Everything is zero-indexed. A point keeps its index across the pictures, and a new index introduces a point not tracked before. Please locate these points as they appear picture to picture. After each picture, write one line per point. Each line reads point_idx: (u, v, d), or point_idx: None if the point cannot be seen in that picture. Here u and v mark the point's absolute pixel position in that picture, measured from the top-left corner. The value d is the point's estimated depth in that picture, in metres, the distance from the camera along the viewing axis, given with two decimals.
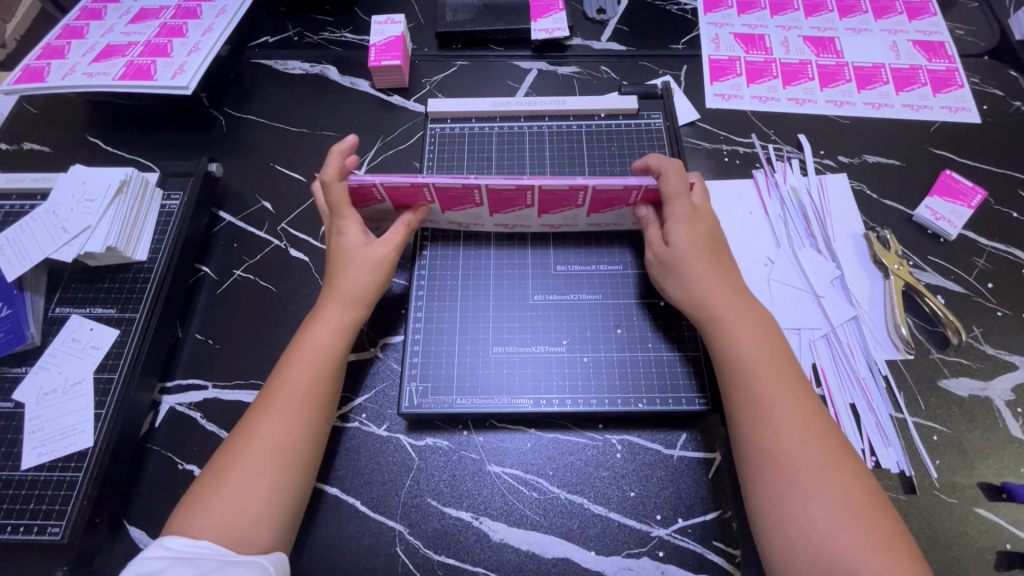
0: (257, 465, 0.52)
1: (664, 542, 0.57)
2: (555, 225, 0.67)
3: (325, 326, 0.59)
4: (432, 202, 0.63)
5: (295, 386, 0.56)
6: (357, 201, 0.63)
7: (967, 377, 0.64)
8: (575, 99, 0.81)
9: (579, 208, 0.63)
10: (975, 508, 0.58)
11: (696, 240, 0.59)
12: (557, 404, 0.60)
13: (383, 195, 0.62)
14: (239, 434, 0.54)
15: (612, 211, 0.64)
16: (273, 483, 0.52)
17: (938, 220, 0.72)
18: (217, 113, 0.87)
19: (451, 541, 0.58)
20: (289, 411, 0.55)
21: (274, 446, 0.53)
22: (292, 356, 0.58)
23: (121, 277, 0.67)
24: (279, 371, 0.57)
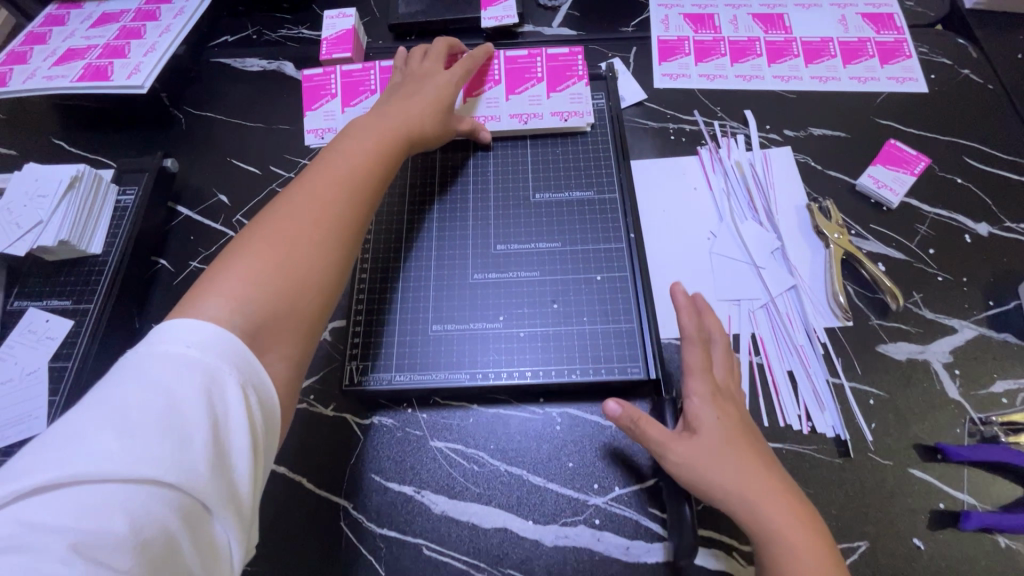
0: (295, 242, 0.51)
1: (600, 510, 0.58)
2: (480, 118, 0.75)
3: (367, 136, 0.62)
4: (372, 91, 0.81)
5: (335, 175, 0.57)
6: (316, 97, 0.83)
7: (905, 342, 0.64)
8: None
9: (497, 85, 0.76)
10: (909, 469, 0.58)
11: (713, 423, 0.54)
12: (493, 378, 0.61)
13: (337, 88, 0.83)
14: (274, 217, 0.53)
15: (528, 91, 0.75)
16: (325, 261, 0.53)
17: (879, 188, 0.73)
18: (177, 112, 0.89)
19: (394, 514, 0.59)
20: (348, 193, 0.57)
21: (331, 219, 0.54)
22: (331, 156, 0.60)
23: (76, 271, 0.69)
24: (327, 166, 0.58)
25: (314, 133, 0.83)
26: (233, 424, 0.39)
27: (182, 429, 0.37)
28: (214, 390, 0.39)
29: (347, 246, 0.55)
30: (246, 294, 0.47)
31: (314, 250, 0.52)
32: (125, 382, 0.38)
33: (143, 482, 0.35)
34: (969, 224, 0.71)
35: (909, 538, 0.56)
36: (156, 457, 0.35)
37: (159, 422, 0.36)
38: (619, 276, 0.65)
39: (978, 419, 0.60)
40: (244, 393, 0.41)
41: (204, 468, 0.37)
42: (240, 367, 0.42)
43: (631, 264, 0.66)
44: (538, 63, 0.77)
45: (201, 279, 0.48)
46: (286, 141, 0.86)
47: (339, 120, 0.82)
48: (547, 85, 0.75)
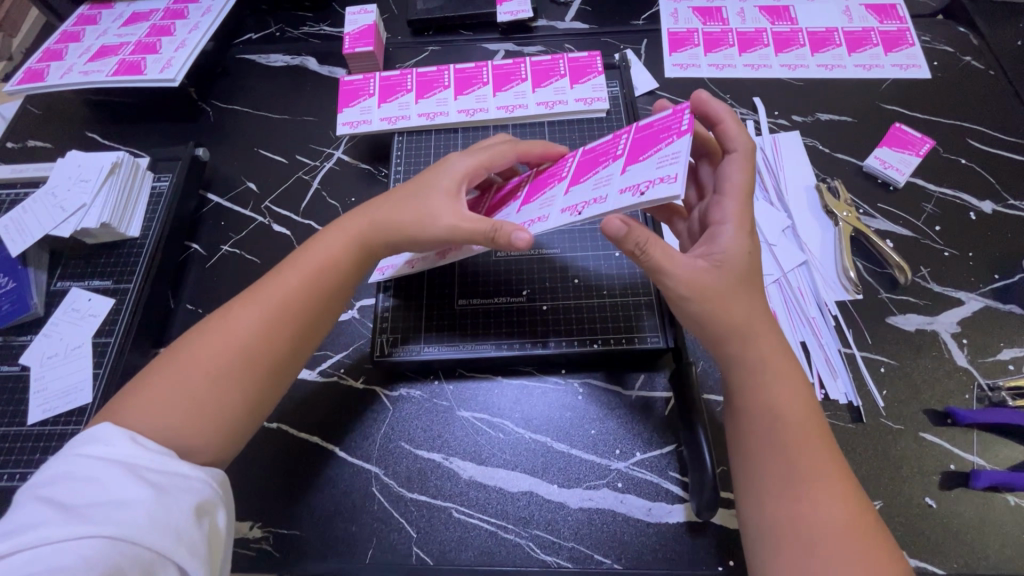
0: (204, 362, 0.52)
1: (622, 474, 0.60)
2: (509, 106, 0.80)
3: (330, 242, 0.61)
4: (409, 91, 0.83)
5: (275, 294, 0.57)
6: (354, 96, 0.82)
7: (914, 314, 0.67)
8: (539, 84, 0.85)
9: (524, 81, 0.81)
10: (919, 433, 0.61)
11: (739, 254, 0.53)
12: (517, 348, 0.64)
13: (374, 88, 0.83)
14: (213, 321, 0.56)
15: (553, 86, 0.81)
16: (228, 396, 0.52)
17: (886, 169, 0.75)
18: (205, 106, 0.93)
19: (423, 480, 0.62)
20: (270, 322, 0.55)
21: (246, 350, 0.54)
22: (294, 261, 0.60)
23: (116, 253, 0.73)
24: (266, 288, 0.57)
25: (347, 124, 0.81)
26: (167, 482, 0.44)
27: (116, 495, 0.42)
28: (140, 462, 0.44)
29: (256, 380, 0.54)
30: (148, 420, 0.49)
31: (218, 383, 0.52)
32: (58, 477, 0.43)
33: (90, 538, 0.40)
34: (974, 202, 0.74)
35: (921, 498, 0.58)
36: (94, 520, 0.40)
37: (93, 496, 0.42)
38: None
39: (986, 385, 0.62)
40: (174, 461, 0.46)
41: (143, 517, 0.41)
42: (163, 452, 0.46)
43: None
44: (560, 64, 0.82)
45: (144, 373, 0.54)
46: (311, 132, 0.89)
47: (375, 115, 0.81)
48: (627, 159, 0.52)
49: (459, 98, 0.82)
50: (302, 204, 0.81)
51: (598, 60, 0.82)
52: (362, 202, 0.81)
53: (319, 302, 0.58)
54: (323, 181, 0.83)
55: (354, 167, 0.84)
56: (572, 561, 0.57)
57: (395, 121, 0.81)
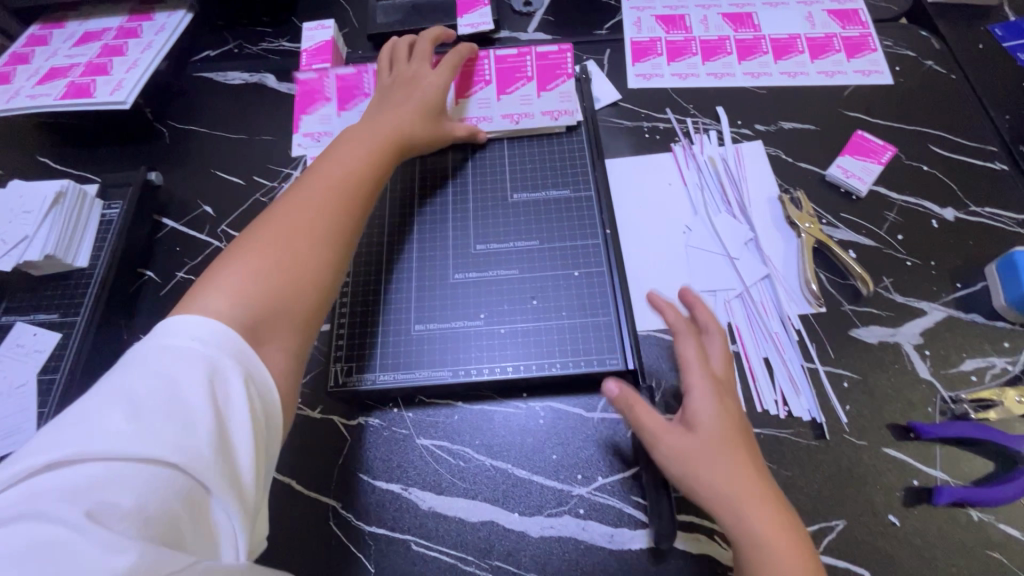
0: (278, 248, 0.54)
1: (584, 500, 0.59)
2: (475, 118, 0.78)
3: (364, 148, 0.66)
4: (367, 96, 0.84)
5: (325, 188, 0.60)
6: (311, 101, 0.84)
7: (877, 326, 0.66)
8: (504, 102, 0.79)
9: (488, 85, 0.80)
10: (883, 448, 0.60)
11: (710, 420, 0.54)
12: (475, 373, 0.63)
13: (331, 91, 0.85)
14: (266, 221, 0.57)
15: (519, 91, 0.79)
16: (307, 270, 0.54)
17: (848, 178, 0.75)
18: (161, 126, 0.90)
19: (382, 512, 0.60)
20: (330, 208, 0.59)
21: (310, 239, 0.56)
22: (325, 165, 0.63)
23: (63, 284, 0.70)
24: (306, 190, 0.59)
25: (308, 137, 0.84)
26: (231, 405, 0.42)
27: (188, 406, 0.41)
28: (215, 371, 0.43)
29: (326, 264, 0.56)
30: (233, 308, 0.48)
31: (292, 267, 0.54)
32: (129, 372, 0.42)
33: (149, 460, 0.38)
34: (936, 210, 0.73)
35: (885, 516, 0.57)
36: (158, 437, 0.39)
37: (165, 413, 0.40)
38: (596, 272, 0.67)
39: (949, 397, 0.62)
40: (245, 379, 0.44)
41: (207, 451, 0.40)
42: (239, 351, 0.45)
43: (607, 258, 0.68)
44: (526, 61, 0.81)
45: (197, 283, 0.52)
46: (269, 151, 0.87)
47: (335, 124, 0.84)
48: (497, 87, 0.79)
49: None
50: None
51: (567, 56, 0.81)
52: None
53: (364, 203, 0.62)
54: None
55: None
56: None
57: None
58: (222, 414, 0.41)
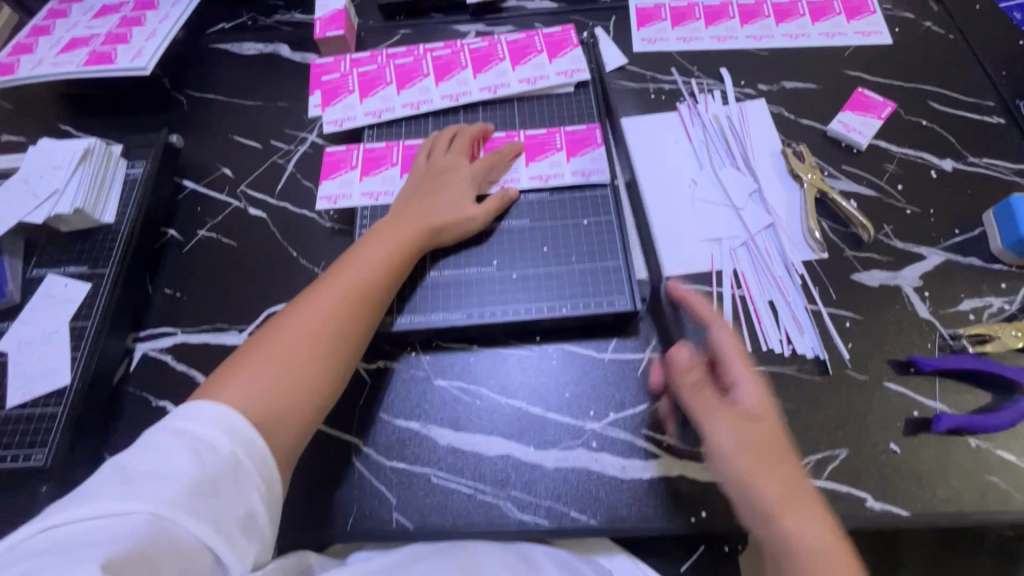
0: (293, 356, 0.55)
1: (596, 433, 0.62)
2: (491, 86, 0.80)
3: (383, 249, 0.63)
4: (393, 164, 0.77)
5: (339, 293, 0.59)
6: (332, 168, 0.77)
7: (878, 270, 0.68)
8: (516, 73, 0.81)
9: (502, 61, 0.82)
10: (884, 382, 0.62)
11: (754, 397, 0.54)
12: (489, 316, 0.65)
13: (356, 160, 0.78)
14: (284, 324, 0.57)
15: (531, 61, 0.81)
16: (318, 378, 0.56)
17: (849, 132, 0.77)
18: (179, 95, 0.93)
19: (402, 448, 0.63)
20: (346, 309, 0.59)
21: (327, 343, 0.57)
22: (343, 271, 0.61)
23: (91, 239, 0.73)
24: (329, 282, 0.61)
25: (325, 198, 0.76)
26: (218, 464, 0.46)
27: (172, 473, 0.44)
28: (201, 436, 0.47)
29: (339, 366, 0.58)
30: (246, 402, 0.52)
31: (309, 362, 0.56)
32: (130, 448, 0.47)
33: (140, 508, 0.42)
34: (935, 161, 0.75)
35: (886, 444, 0.59)
36: (150, 495, 0.43)
37: (152, 470, 0.45)
38: (605, 220, 0.69)
39: (948, 334, 0.64)
40: (235, 442, 0.48)
41: (188, 493, 0.44)
42: (227, 424, 0.49)
43: (615, 207, 0.70)
44: (556, 137, 0.75)
45: (218, 374, 0.55)
46: (284, 117, 0.89)
47: (359, 110, 0.81)
48: (511, 61, 0.82)
49: (441, 84, 0.82)
50: (277, 188, 0.82)
51: (570, 33, 0.83)
52: None
53: (386, 296, 0.62)
54: (298, 163, 0.84)
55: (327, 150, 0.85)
56: (549, 519, 0.58)
57: (380, 114, 0.81)
58: (211, 472, 0.46)
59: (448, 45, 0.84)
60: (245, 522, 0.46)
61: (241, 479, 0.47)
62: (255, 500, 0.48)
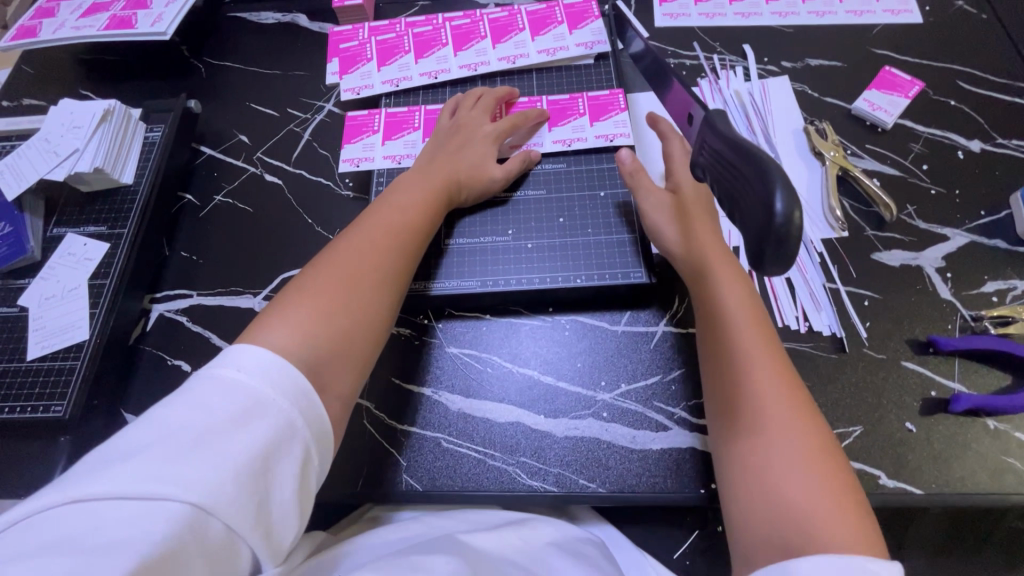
0: (344, 288, 0.53)
1: (607, 404, 0.62)
2: (510, 57, 0.80)
3: (421, 195, 0.63)
4: (415, 129, 0.77)
5: (384, 232, 0.59)
6: (355, 132, 0.78)
7: (899, 250, 0.67)
8: (536, 44, 0.80)
9: (522, 32, 0.81)
10: (902, 361, 0.61)
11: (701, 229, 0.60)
12: (502, 284, 0.65)
13: (379, 124, 0.78)
14: (329, 261, 0.55)
15: (551, 32, 0.80)
16: (372, 309, 0.53)
17: (874, 111, 0.75)
18: (197, 62, 0.93)
19: (413, 412, 0.63)
20: (391, 244, 0.58)
21: (376, 274, 0.55)
22: (380, 213, 0.61)
23: (110, 200, 0.74)
24: (373, 223, 0.59)
25: (348, 162, 0.77)
26: (272, 440, 0.41)
27: (217, 452, 0.38)
28: (256, 404, 0.41)
29: (388, 298, 0.55)
30: (303, 332, 0.48)
31: (361, 292, 0.53)
32: (178, 401, 0.41)
33: (177, 497, 0.36)
34: (962, 141, 0.73)
35: (902, 423, 0.59)
36: (190, 474, 0.37)
37: (195, 444, 0.38)
38: (622, 192, 0.68)
39: (969, 315, 0.63)
40: (292, 416, 0.43)
41: (228, 490, 0.38)
42: (283, 390, 0.43)
43: None
44: (579, 102, 0.74)
45: (268, 310, 0.51)
46: (301, 85, 0.89)
47: (377, 78, 0.81)
48: (530, 32, 0.81)
49: (459, 54, 0.81)
50: (293, 155, 0.82)
51: (592, 5, 0.82)
52: None
53: (423, 238, 0.62)
54: (314, 132, 0.84)
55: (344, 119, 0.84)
56: (558, 486, 0.58)
57: (398, 83, 0.81)
58: (260, 454, 0.40)
59: (467, 16, 0.84)
60: (292, 511, 0.41)
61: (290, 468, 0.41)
62: (305, 484, 0.43)
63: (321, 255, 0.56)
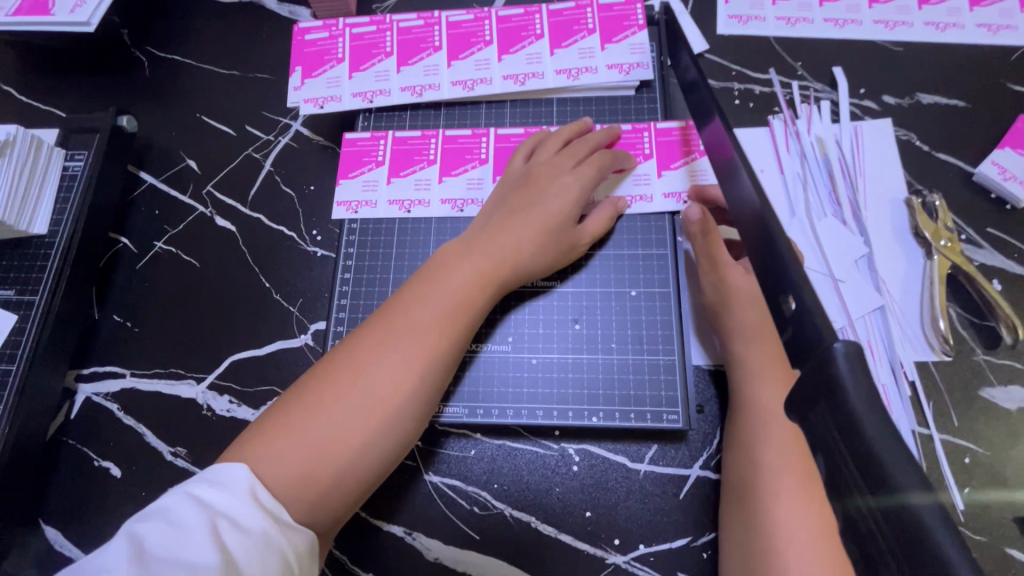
0: (343, 406, 0.43)
1: (620, 571, 0.49)
2: (519, 75, 0.60)
3: (469, 270, 0.49)
4: (431, 162, 0.60)
5: (418, 322, 0.46)
6: (354, 163, 0.60)
7: (1019, 387, 0.51)
8: (557, 57, 0.59)
9: (539, 39, 0.60)
10: (1008, 549, 0.47)
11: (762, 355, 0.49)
12: (497, 414, 0.52)
13: (384, 153, 0.61)
14: (345, 358, 0.45)
15: (579, 44, 0.59)
16: (364, 437, 0.43)
17: (1006, 181, 0.57)
18: (139, 53, 0.74)
19: (382, 558, 0.51)
20: (410, 350, 0.45)
21: (385, 392, 0.44)
22: (422, 286, 0.49)
23: (20, 254, 0.61)
24: (403, 314, 0.47)
25: (345, 205, 0.60)
26: (249, 538, 0.36)
27: (191, 560, 0.34)
28: (232, 513, 0.37)
29: (390, 428, 0.44)
30: (281, 467, 0.40)
31: (357, 417, 0.43)
32: (153, 512, 0.37)
33: None
34: None
35: None
36: None
37: (171, 548, 0.35)
38: (659, 292, 0.54)
39: None
40: (267, 514, 0.38)
41: None
42: (254, 493, 0.39)
43: (674, 278, 0.54)
44: (644, 137, 0.58)
45: (268, 414, 0.44)
46: (263, 93, 0.71)
47: (345, 89, 0.62)
48: (550, 40, 0.60)
49: (454, 64, 0.61)
50: (250, 192, 0.66)
51: (637, 9, 0.60)
52: (322, 190, 0.65)
53: (461, 342, 0.48)
54: (277, 161, 0.67)
55: (314, 145, 0.67)
56: None
57: (371, 97, 0.61)
58: (241, 551, 0.35)
59: (472, 14, 0.62)
60: None
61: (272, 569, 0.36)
62: None
63: (346, 341, 0.47)
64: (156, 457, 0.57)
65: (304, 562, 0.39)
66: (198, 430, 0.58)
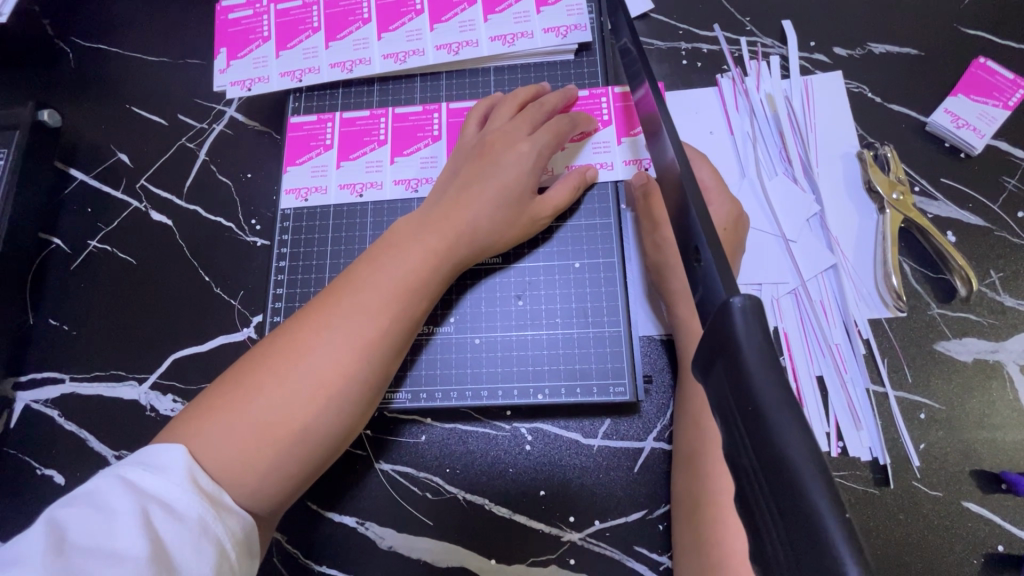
0: (286, 390, 0.40)
1: (576, 548, 0.48)
2: (453, 45, 0.57)
3: (422, 247, 0.47)
4: (382, 143, 0.57)
5: (368, 300, 0.44)
6: (301, 148, 0.58)
7: (974, 338, 0.50)
8: (492, 23, 0.57)
9: (471, 5, 0.57)
10: (963, 501, 0.46)
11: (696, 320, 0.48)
12: (442, 398, 0.51)
13: (333, 137, 0.58)
14: (287, 338, 0.42)
15: (513, 8, 0.56)
16: (306, 421, 0.40)
17: (958, 128, 0.55)
18: (62, 43, 0.70)
19: (334, 550, 0.50)
20: (359, 331, 0.43)
21: (330, 375, 0.41)
22: (373, 262, 0.46)
23: None
24: (352, 289, 0.44)
25: (295, 193, 0.58)
26: (181, 527, 0.34)
27: (116, 547, 0.32)
28: (166, 498, 0.35)
29: (336, 413, 0.42)
30: (213, 453, 0.38)
31: (297, 399, 0.40)
32: (80, 496, 0.35)
33: None
34: None
35: None
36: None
37: (96, 537, 0.33)
38: (603, 263, 0.53)
39: None
40: (204, 500, 0.36)
41: None
42: (189, 476, 0.36)
43: (619, 247, 0.53)
44: (602, 103, 0.55)
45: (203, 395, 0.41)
46: (195, 79, 0.68)
47: (273, 69, 0.59)
48: (484, 5, 0.57)
49: (385, 37, 0.58)
50: (186, 183, 0.64)
51: None
52: (259, 178, 0.63)
53: (412, 321, 0.46)
54: (212, 149, 0.64)
55: (250, 131, 0.64)
56: None
57: (300, 76, 0.59)
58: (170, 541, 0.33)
59: None
60: None
61: (208, 558, 0.34)
62: None
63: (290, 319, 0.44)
64: (100, 462, 0.55)
65: (247, 549, 0.38)
66: (143, 432, 0.56)
